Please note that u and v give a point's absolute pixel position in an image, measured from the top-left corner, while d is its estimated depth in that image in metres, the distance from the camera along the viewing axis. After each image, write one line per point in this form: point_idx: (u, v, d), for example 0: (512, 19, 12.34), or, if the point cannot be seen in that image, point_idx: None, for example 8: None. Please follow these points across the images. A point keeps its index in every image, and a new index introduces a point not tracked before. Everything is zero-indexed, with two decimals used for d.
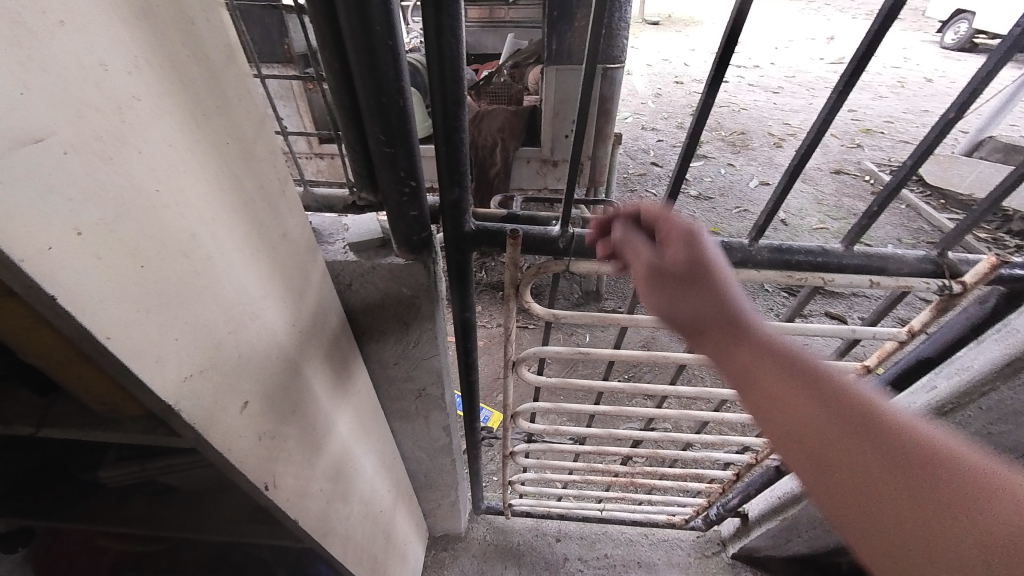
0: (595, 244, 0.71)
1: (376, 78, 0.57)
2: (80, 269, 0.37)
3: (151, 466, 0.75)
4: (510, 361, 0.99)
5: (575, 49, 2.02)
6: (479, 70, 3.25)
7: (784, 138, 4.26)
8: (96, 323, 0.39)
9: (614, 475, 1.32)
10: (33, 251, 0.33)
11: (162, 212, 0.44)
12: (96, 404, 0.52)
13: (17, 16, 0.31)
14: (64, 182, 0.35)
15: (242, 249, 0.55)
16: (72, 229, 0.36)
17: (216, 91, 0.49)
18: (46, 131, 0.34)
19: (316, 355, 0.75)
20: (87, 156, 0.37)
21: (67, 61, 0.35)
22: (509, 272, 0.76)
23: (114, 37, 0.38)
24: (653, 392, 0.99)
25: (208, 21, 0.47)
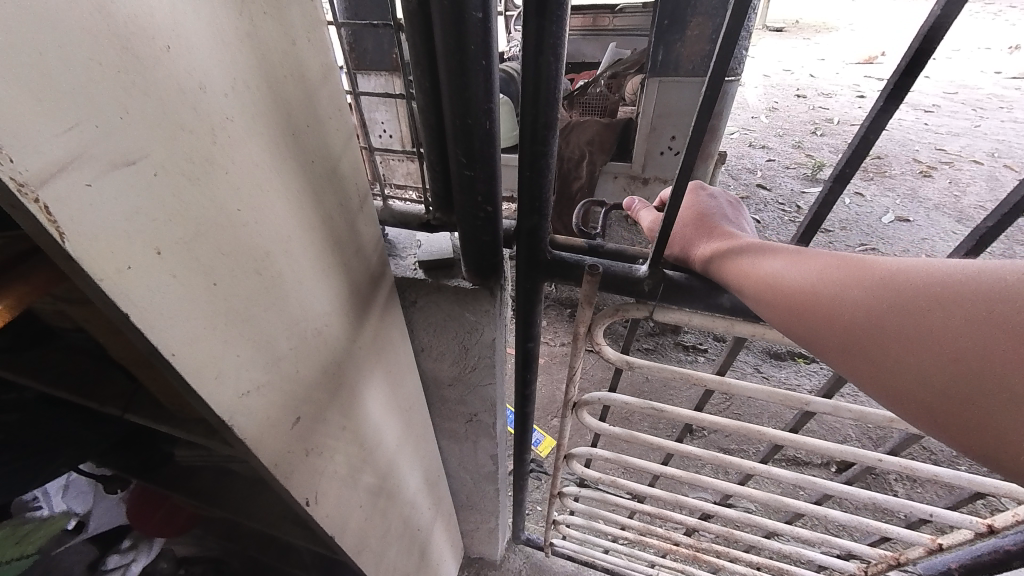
0: (689, 293, 0.61)
1: (467, 95, 0.53)
2: (158, 288, 0.34)
3: (218, 452, 0.79)
4: (571, 403, 0.91)
5: (683, 60, 1.87)
6: (576, 80, 3.19)
7: (935, 167, 3.60)
8: (169, 343, 0.36)
9: (673, 544, 1.21)
10: (112, 271, 0.31)
11: (240, 230, 0.42)
12: (170, 401, 0.53)
13: (124, 39, 0.29)
14: (152, 201, 0.33)
15: (311, 267, 0.53)
16: (153, 248, 0.33)
17: (305, 106, 0.47)
18: (139, 151, 0.31)
19: (373, 372, 0.74)
20: (177, 177, 0.34)
21: (169, 76, 0.32)
22: (583, 311, 0.68)
23: (218, 52, 0.36)
24: (735, 467, 0.86)
25: (308, 39, 0.46)
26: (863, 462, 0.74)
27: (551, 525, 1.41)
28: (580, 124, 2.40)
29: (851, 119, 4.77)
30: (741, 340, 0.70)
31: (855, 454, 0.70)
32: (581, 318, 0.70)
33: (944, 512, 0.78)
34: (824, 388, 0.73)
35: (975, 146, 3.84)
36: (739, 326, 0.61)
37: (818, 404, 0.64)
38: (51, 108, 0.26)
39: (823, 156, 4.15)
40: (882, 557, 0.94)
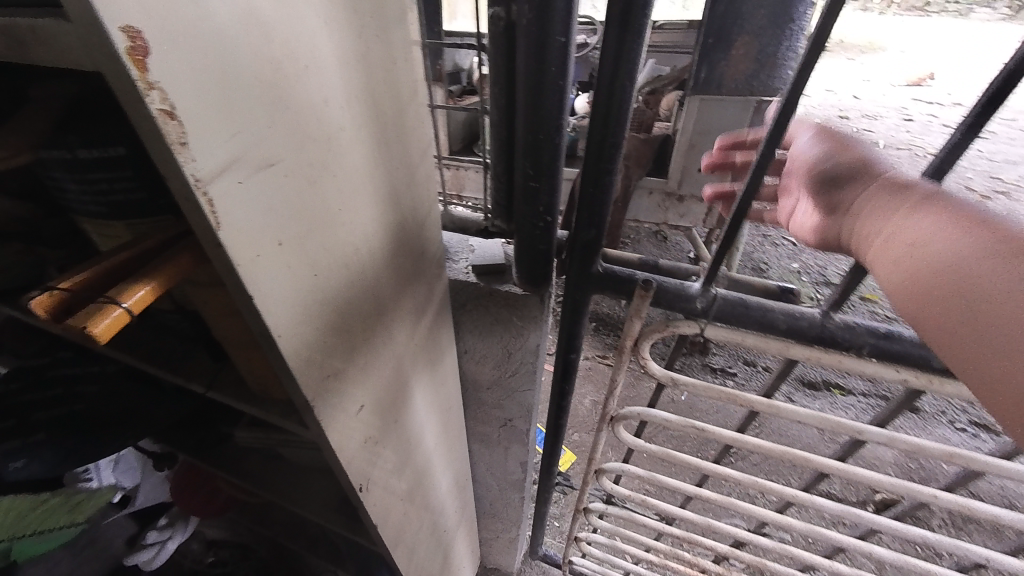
0: (743, 312, 0.62)
1: (540, 114, 0.56)
2: (273, 275, 0.40)
3: (273, 436, 0.83)
4: (609, 415, 0.92)
5: (727, 80, 1.87)
6: None
7: (988, 197, 3.44)
8: (274, 326, 0.42)
9: (700, 570, 1.19)
10: (247, 258, 0.37)
11: (340, 230, 0.47)
12: (252, 381, 0.58)
13: (278, 64, 0.35)
14: (279, 201, 0.39)
15: (388, 266, 0.58)
16: (275, 240, 0.40)
17: (400, 123, 0.53)
18: (275, 158, 0.37)
19: (423, 370, 0.78)
20: (300, 181, 0.40)
21: (304, 97, 0.39)
22: (632, 323, 0.70)
23: (339, 76, 0.42)
24: (776, 493, 0.84)
25: (406, 61, 0.51)
26: (914, 498, 0.72)
27: (573, 540, 1.40)
28: None
29: (897, 143, 4.63)
30: (791, 362, 0.70)
31: (906, 488, 0.69)
32: (630, 332, 0.72)
33: (1002, 557, 0.75)
34: (875, 417, 0.72)
35: None
36: (793, 348, 0.62)
37: (871, 431, 0.64)
38: (224, 120, 0.33)
39: None
40: None
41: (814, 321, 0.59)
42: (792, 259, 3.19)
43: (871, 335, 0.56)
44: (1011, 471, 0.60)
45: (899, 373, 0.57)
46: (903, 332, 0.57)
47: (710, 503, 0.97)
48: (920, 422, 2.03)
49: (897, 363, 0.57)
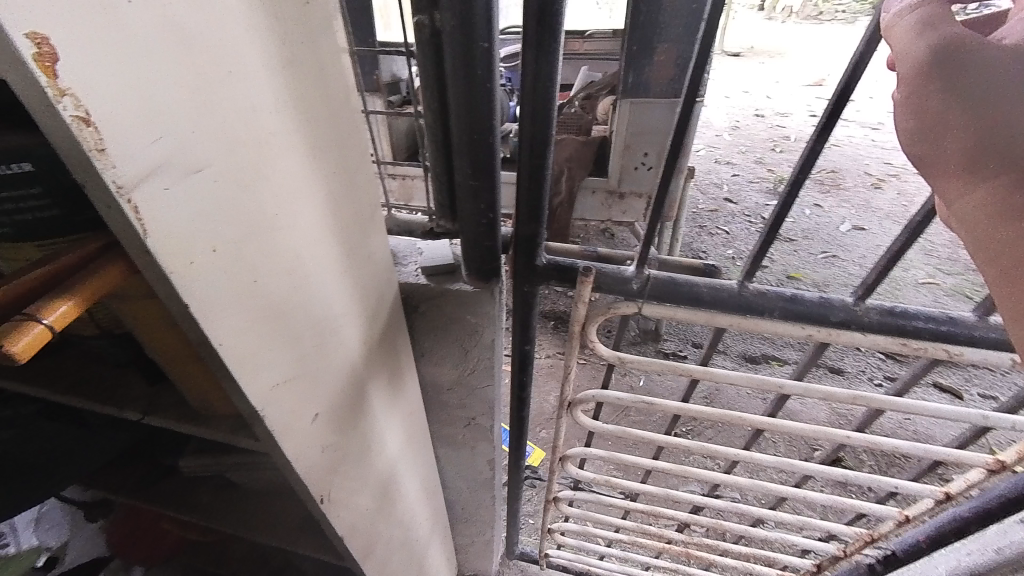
0: (674, 288, 0.68)
1: (473, 116, 0.60)
2: (210, 282, 0.40)
3: (222, 461, 0.79)
4: (566, 402, 0.96)
5: (653, 83, 2.01)
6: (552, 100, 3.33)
7: (885, 180, 3.90)
8: (216, 334, 0.42)
9: (666, 541, 1.25)
10: (179, 264, 0.37)
11: (277, 233, 0.47)
12: (195, 399, 0.56)
13: (201, 68, 0.36)
14: (212, 205, 0.39)
15: (334, 270, 0.58)
16: (210, 246, 0.40)
17: (336, 128, 0.54)
18: (205, 163, 0.38)
19: (380, 374, 0.78)
20: (231, 184, 0.41)
21: (229, 102, 0.39)
22: (577, 309, 0.74)
23: (265, 81, 0.43)
24: (722, 455, 0.91)
25: (336, 67, 0.52)
26: (835, 442, 0.81)
27: (546, 533, 1.42)
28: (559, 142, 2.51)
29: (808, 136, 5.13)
30: (720, 331, 0.78)
31: (826, 433, 0.77)
32: (577, 317, 0.76)
33: (908, 484, 0.86)
34: (795, 373, 0.81)
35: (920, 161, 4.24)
36: (718, 318, 0.68)
37: (792, 385, 0.72)
38: (146, 124, 0.33)
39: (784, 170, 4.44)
40: (858, 535, 1.02)
41: (734, 291, 0.66)
42: (728, 246, 3.45)
43: (781, 298, 0.64)
44: (904, 405, 0.69)
45: (807, 330, 0.65)
46: (806, 294, 0.65)
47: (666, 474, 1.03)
48: (846, 383, 2.25)
49: (802, 320, 0.65)
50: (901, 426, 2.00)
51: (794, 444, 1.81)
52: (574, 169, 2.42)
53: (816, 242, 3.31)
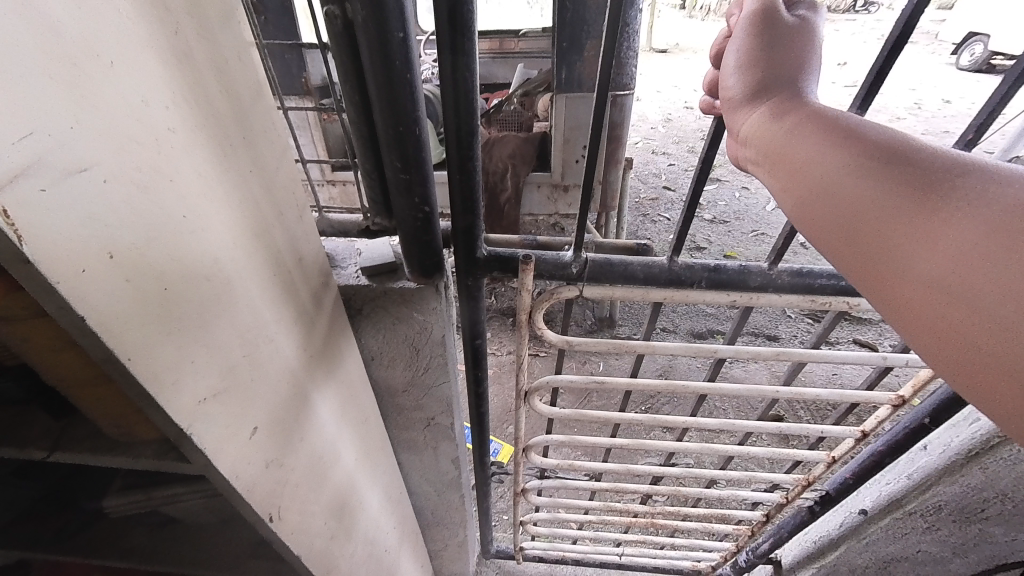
0: (610, 269, 0.70)
1: (396, 108, 0.59)
2: (111, 291, 0.37)
3: (155, 495, 0.73)
4: (523, 391, 0.97)
5: (585, 78, 2.08)
6: (491, 99, 3.36)
7: None
8: (124, 348, 0.38)
9: (632, 515, 1.30)
10: (69, 274, 0.34)
11: (186, 238, 0.44)
12: (110, 427, 0.51)
13: (76, 59, 0.33)
14: (103, 209, 0.36)
15: (259, 274, 0.56)
16: (105, 253, 0.37)
17: (246, 125, 0.51)
18: (89, 161, 0.35)
19: (326, 382, 0.75)
20: (126, 186, 0.38)
21: (114, 98, 0.36)
22: (521, 298, 0.75)
23: (155, 75, 0.40)
24: (671, 426, 0.96)
25: (243, 62, 0.50)
26: (769, 398, 0.88)
27: (518, 526, 1.42)
28: (500, 139, 2.53)
29: None
30: (658, 305, 0.82)
31: (759, 390, 0.83)
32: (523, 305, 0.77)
33: (834, 428, 0.95)
34: (728, 338, 0.86)
35: None
36: (653, 292, 0.72)
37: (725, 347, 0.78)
38: (12, 121, 0.30)
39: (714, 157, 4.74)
40: (797, 482, 1.12)
41: (664, 266, 0.70)
42: (669, 232, 3.64)
43: (705, 269, 0.69)
44: (820, 356, 0.77)
45: (731, 297, 0.71)
46: (727, 263, 0.70)
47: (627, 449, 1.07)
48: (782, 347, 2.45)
49: (725, 288, 0.70)
50: (830, 381, 2.21)
51: (741, 407, 1.95)
52: (517, 165, 2.45)
53: (747, 222, 3.58)
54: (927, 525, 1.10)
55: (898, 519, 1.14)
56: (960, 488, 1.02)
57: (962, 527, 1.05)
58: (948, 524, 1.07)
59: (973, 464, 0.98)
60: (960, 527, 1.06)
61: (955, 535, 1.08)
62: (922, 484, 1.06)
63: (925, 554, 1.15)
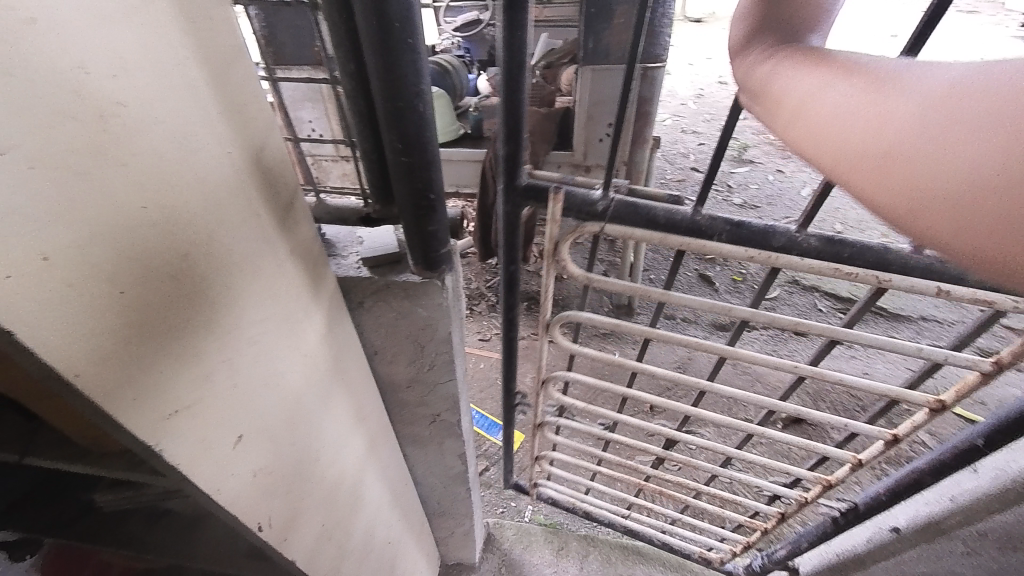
0: (633, 211, 0.63)
1: (396, 81, 0.51)
2: (46, 299, 0.32)
3: (148, 491, 0.71)
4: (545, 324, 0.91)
5: (612, 48, 1.95)
6: (511, 72, 3.22)
7: None
8: (66, 363, 0.33)
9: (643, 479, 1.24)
10: None
11: (149, 232, 0.38)
12: (80, 435, 0.47)
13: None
14: (30, 202, 0.30)
15: (246, 269, 0.49)
16: (39, 255, 0.31)
17: (228, 101, 0.44)
18: (5, 144, 0.28)
19: (325, 380, 0.69)
20: (61, 174, 0.31)
21: (39, 67, 0.29)
22: (549, 233, 0.69)
23: (98, 37, 0.33)
24: (692, 386, 0.87)
25: (220, 23, 0.42)
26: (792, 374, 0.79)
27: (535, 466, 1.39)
28: None
29: None
30: (683, 253, 0.75)
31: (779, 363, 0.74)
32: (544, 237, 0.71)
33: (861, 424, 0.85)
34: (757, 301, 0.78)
35: None
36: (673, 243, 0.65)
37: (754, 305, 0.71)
38: None
39: (747, 137, 4.49)
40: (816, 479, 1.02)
41: (686, 215, 0.62)
42: None
43: (728, 221, 0.61)
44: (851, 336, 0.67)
45: (751, 256, 0.62)
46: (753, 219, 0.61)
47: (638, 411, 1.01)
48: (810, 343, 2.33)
49: (748, 245, 0.61)
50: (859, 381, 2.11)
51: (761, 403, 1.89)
52: (537, 143, 2.33)
53: (779, 208, 3.40)
54: (966, 551, 1.02)
55: (936, 543, 1.05)
56: (1011, 515, 0.92)
57: (1006, 555, 0.97)
58: (990, 551, 0.99)
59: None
60: (1004, 556, 0.98)
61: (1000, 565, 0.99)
62: (967, 507, 0.97)
63: None
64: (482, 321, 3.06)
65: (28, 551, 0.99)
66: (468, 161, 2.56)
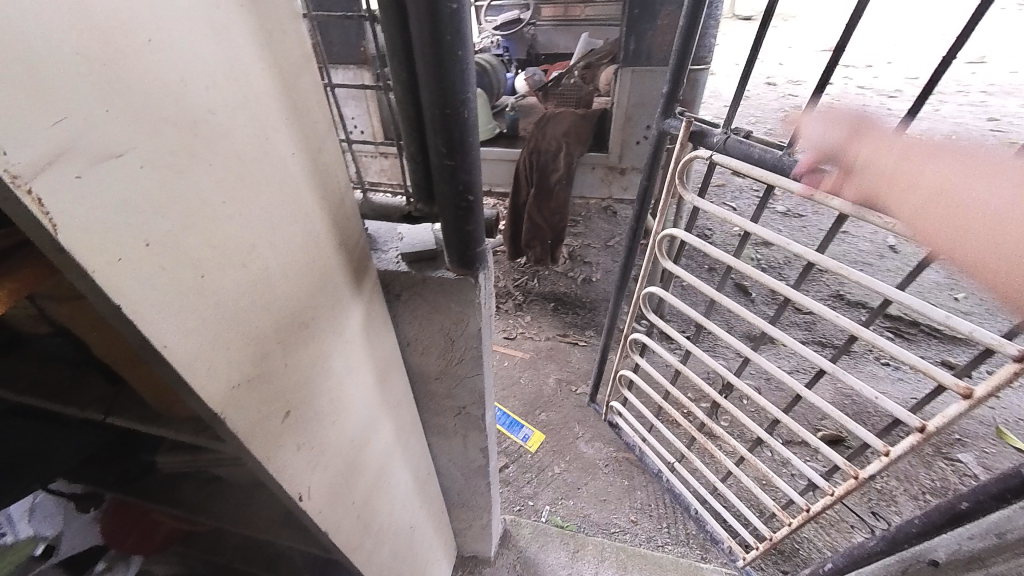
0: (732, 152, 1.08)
1: (445, 88, 0.54)
2: (147, 279, 0.36)
3: (200, 457, 0.77)
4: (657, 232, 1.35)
5: (655, 50, 1.94)
6: (549, 71, 3.23)
7: None
8: (158, 334, 0.37)
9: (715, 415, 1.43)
10: (104, 262, 0.32)
11: (226, 223, 0.42)
12: (153, 400, 0.53)
13: (109, 34, 0.30)
14: (138, 194, 0.34)
15: (302, 258, 0.54)
16: (142, 241, 0.35)
17: (295, 105, 0.48)
18: (124, 145, 0.33)
19: (362, 366, 0.74)
20: (161, 171, 0.36)
21: (149, 78, 0.34)
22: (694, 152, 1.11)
23: (195, 51, 0.37)
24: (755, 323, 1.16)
25: (291, 34, 0.46)
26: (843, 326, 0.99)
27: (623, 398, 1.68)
28: (557, 115, 2.42)
29: None
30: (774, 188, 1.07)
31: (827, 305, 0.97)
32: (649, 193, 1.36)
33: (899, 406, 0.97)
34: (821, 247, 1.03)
35: None
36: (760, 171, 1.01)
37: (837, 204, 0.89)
38: (44, 106, 0.28)
39: None
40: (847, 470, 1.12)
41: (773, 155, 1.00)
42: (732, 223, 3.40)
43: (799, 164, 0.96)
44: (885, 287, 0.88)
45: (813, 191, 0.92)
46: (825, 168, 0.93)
47: (705, 328, 1.27)
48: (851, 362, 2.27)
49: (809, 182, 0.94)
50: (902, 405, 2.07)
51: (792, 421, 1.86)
52: (573, 144, 2.34)
53: (824, 218, 3.26)
54: None
55: None
56: None
57: None
58: None
59: None
60: None
61: None
62: (1016, 546, 0.91)
63: None
64: (508, 320, 3.09)
65: (90, 505, 1.09)
66: (504, 160, 2.60)
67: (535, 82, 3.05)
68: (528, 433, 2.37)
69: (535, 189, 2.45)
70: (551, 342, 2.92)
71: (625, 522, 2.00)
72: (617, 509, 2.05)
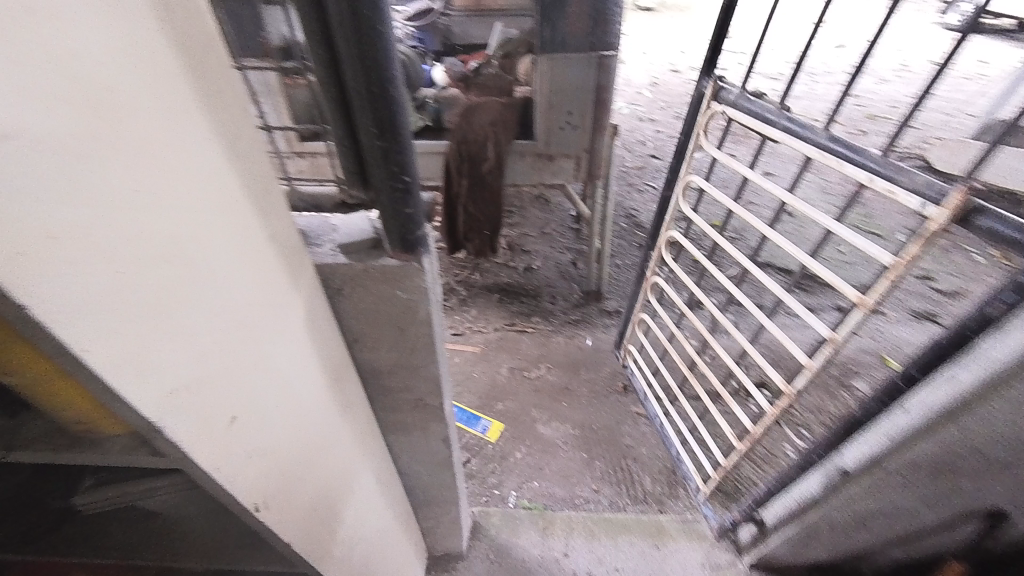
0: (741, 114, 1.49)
1: (370, 67, 0.53)
2: (56, 277, 0.32)
3: (130, 490, 0.69)
4: (687, 182, 1.81)
5: (569, 37, 2.05)
6: (468, 61, 3.23)
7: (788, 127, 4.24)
8: (76, 337, 0.34)
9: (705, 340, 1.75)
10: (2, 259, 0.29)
11: (141, 213, 0.38)
12: (70, 424, 0.47)
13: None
14: (32, 183, 0.30)
15: (231, 250, 0.50)
16: (44, 235, 0.31)
17: (205, 84, 0.45)
18: (10, 126, 0.29)
19: (310, 365, 0.70)
20: (59, 158, 0.32)
21: (33, 52, 0.30)
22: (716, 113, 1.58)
23: (83, 21, 0.32)
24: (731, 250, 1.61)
25: (192, 5, 0.43)
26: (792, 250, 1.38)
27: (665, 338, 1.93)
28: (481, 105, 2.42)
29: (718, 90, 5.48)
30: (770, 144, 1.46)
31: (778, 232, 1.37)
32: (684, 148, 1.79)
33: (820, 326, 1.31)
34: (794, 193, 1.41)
35: (811, 108, 4.80)
36: (756, 128, 1.43)
37: (800, 147, 1.29)
38: None
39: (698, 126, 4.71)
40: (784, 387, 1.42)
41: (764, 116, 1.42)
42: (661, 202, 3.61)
43: (782, 122, 1.36)
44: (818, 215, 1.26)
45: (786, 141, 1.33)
46: (799, 126, 1.31)
47: (708, 258, 1.71)
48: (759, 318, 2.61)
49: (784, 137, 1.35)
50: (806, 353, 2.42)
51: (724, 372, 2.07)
52: (501, 133, 2.36)
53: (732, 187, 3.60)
54: (900, 478, 1.18)
55: (876, 475, 1.19)
56: (933, 442, 1.06)
57: (928, 476, 1.15)
58: (917, 475, 1.15)
59: (948, 420, 1.01)
60: (926, 476, 1.15)
61: (922, 483, 1.18)
62: (900, 440, 1.10)
63: (898, 504, 1.28)
64: (454, 316, 3.07)
65: None
66: (430, 152, 2.52)
67: (455, 72, 3.06)
68: (487, 425, 2.38)
69: (468, 181, 2.45)
70: (500, 333, 2.95)
71: (589, 492, 2.09)
72: (580, 481, 2.13)
